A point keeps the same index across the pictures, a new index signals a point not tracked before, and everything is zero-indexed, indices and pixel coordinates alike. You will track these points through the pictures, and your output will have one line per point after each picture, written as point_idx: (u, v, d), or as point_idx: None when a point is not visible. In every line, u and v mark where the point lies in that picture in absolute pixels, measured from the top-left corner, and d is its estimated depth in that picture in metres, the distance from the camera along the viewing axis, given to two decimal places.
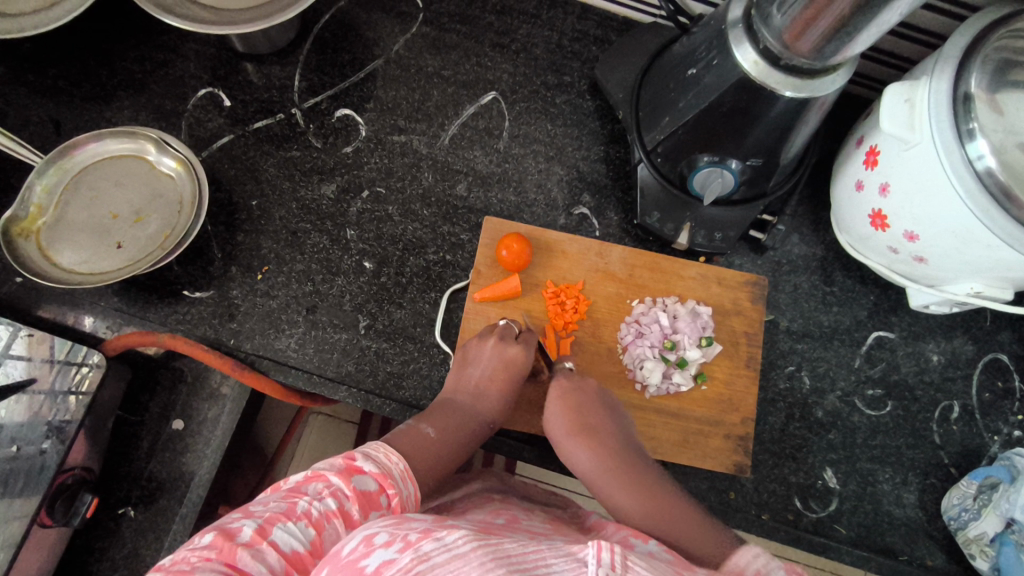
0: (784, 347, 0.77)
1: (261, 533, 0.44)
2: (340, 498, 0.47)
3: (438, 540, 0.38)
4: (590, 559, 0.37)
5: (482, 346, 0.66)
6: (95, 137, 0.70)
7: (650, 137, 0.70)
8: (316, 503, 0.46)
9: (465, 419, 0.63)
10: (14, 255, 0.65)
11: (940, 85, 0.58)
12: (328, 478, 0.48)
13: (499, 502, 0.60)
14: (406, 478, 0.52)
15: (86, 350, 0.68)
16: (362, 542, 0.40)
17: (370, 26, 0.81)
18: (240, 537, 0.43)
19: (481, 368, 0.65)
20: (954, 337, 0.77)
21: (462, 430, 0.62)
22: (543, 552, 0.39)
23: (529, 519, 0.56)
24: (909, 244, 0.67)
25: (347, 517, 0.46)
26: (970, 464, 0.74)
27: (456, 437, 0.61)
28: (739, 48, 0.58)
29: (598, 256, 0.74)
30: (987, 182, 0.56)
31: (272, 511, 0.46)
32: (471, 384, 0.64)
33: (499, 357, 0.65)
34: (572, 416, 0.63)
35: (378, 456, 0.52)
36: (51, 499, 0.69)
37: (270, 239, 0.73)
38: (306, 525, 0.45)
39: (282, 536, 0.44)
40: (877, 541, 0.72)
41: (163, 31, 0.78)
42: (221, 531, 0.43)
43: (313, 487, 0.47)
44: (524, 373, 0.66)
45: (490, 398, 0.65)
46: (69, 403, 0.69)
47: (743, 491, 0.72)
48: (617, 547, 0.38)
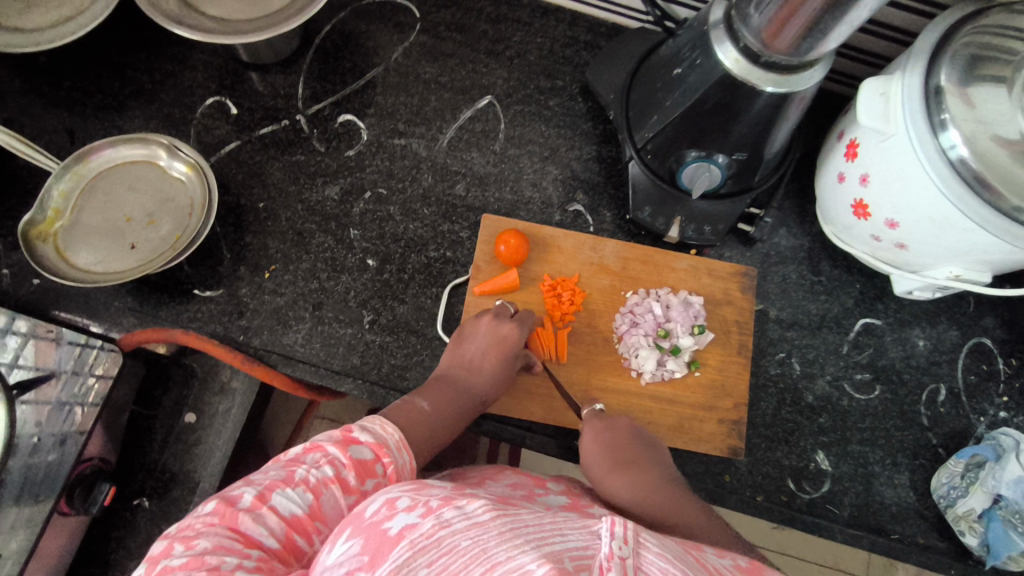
0: (775, 335, 0.80)
1: (261, 498, 0.47)
2: (337, 466, 0.49)
3: (458, 509, 0.41)
4: (605, 532, 0.39)
5: (475, 324, 0.69)
6: (109, 144, 0.73)
7: (640, 135, 0.73)
8: (314, 471, 0.49)
9: (458, 393, 0.65)
10: (32, 257, 0.68)
11: (913, 80, 0.61)
12: (326, 449, 0.50)
13: (512, 473, 0.64)
14: (402, 447, 0.54)
15: (98, 358, 0.72)
16: (385, 505, 0.43)
17: (370, 36, 0.84)
18: (241, 503, 0.47)
19: (475, 343, 0.68)
20: (938, 323, 0.80)
21: (457, 403, 0.65)
22: (558, 524, 0.41)
23: (541, 492, 0.59)
24: (890, 232, 0.70)
25: (344, 483, 0.49)
26: (957, 445, 0.76)
27: (450, 409, 0.64)
28: (720, 47, 0.61)
29: (593, 250, 0.77)
30: (961, 170, 0.59)
31: (273, 479, 0.49)
32: (464, 360, 0.67)
33: (491, 334, 0.68)
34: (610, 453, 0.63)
35: (375, 427, 0.54)
36: (70, 490, 0.71)
37: (277, 239, 0.76)
38: (304, 490, 0.48)
39: (282, 501, 0.47)
40: (870, 521, 0.74)
41: (172, 44, 0.82)
42: (223, 498, 0.47)
43: (312, 457, 0.50)
44: (515, 348, 0.68)
45: (484, 374, 0.67)
46: (75, 415, 0.72)
47: (738, 474, 0.75)
48: (630, 522, 0.39)
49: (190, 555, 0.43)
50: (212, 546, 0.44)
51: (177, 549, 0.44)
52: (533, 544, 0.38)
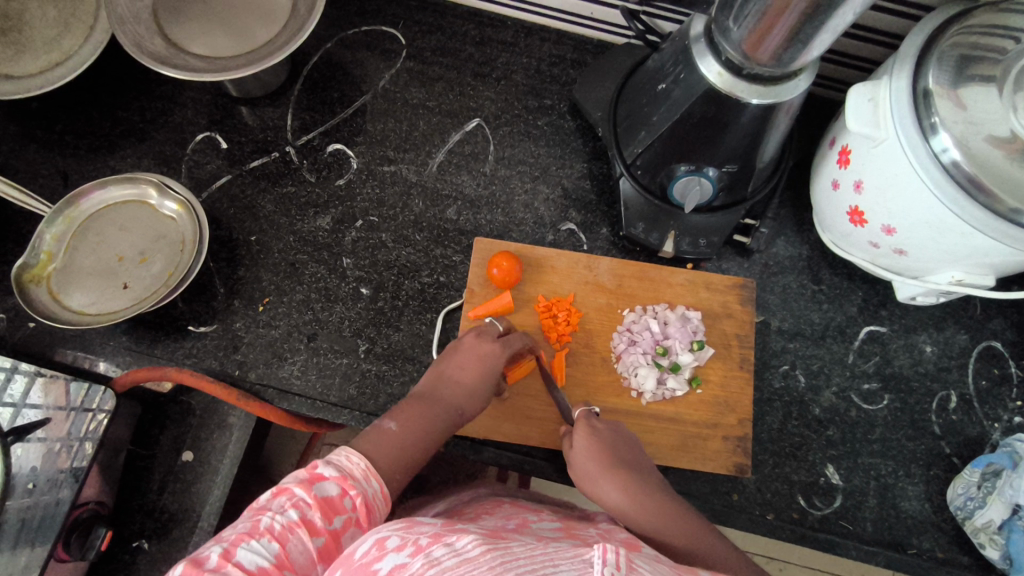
0: (777, 347, 0.78)
1: (226, 555, 0.47)
2: (302, 508, 0.49)
3: (448, 545, 0.40)
4: (596, 560, 0.37)
5: (461, 341, 0.68)
6: (100, 184, 0.73)
7: (629, 151, 0.73)
8: (278, 518, 0.49)
9: (434, 409, 0.63)
10: (26, 301, 0.68)
11: (900, 84, 0.60)
12: (291, 491, 0.50)
13: (509, 506, 0.63)
14: (369, 475, 0.54)
15: (104, 397, 0.71)
16: (375, 545, 0.43)
17: (358, 64, 0.85)
18: (207, 564, 0.46)
19: (454, 359, 0.66)
20: (946, 328, 0.78)
21: (428, 422, 0.61)
22: (551, 555, 0.40)
23: (535, 519, 0.59)
24: (888, 238, 0.68)
25: (311, 525, 0.49)
26: (972, 453, 0.74)
27: (420, 428, 0.61)
28: (703, 62, 0.61)
29: (587, 268, 0.76)
30: (953, 173, 0.58)
31: (238, 533, 0.48)
32: (443, 375, 0.65)
33: (474, 347, 0.67)
34: (604, 453, 0.60)
35: (338, 460, 0.54)
36: (67, 534, 0.71)
37: (270, 272, 0.76)
38: (269, 540, 0.48)
39: (247, 555, 0.47)
40: (885, 535, 0.72)
41: (161, 82, 0.83)
42: (190, 560, 0.46)
43: (277, 503, 0.50)
44: (497, 361, 0.66)
45: (463, 390, 0.65)
46: (84, 450, 0.72)
47: (746, 492, 0.73)
48: (622, 549, 0.38)
49: None
50: None
51: None
52: None
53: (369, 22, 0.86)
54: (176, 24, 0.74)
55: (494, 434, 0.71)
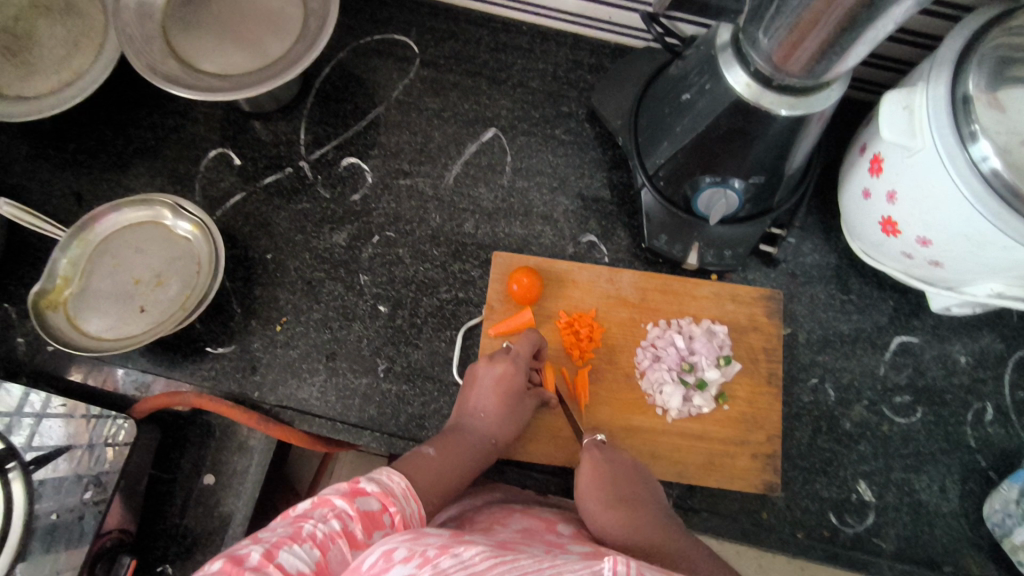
0: (805, 360, 0.76)
1: (268, 556, 0.45)
2: (344, 519, 0.48)
3: (456, 557, 0.40)
4: (605, 571, 0.38)
5: (474, 370, 0.68)
6: (113, 208, 0.73)
7: (651, 161, 0.71)
8: (321, 526, 0.48)
9: (466, 438, 0.64)
10: (43, 327, 0.68)
11: (938, 91, 0.57)
12: (333, 502, 0.49)
13: (520, 515, 0.61)
14: (409, 496, 0.54)
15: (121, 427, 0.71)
16: (382, 556, 0.42)
17: (371, 74, 0.83)
18: (248, 562, 0.44)
19: (479, 388, 0.66)
20: (980, 336, 0.76)
21: (465, 453, 0.62)
22: (557, 567, 0.39)
23: (554, 536, 0.56)
24: (923, 249, 0.66)
25: (352, 538, 0.48)
26: (1009, 467, 0.72)
27: (456, 459, 0.61)
28: (730, 72, 0.59)
29: (609, 282, 0.75)
30: (993, 183, 0.55)
31: (279, 536, 0.47)
32: (469, 406, 0.66)
33: (490, 375, 0.66)
34: (605, 485, 0.61)
35: (382, 479, 0.54)
36: (92, 563, 0.70)
37: (287, 291, 0.75)
38: (311, 546, 0.46)
39: (289, 559, 0.45)
40: (919, 552, 0.70)
41: (172, 98, 0.81)
42: (230, 558, 0.44)
43: (319, 511, 0.49)
44: (517, 387, 0.66)
45: (488, 416, 0.65)
46: (106, 454, 0.71)
47: (776, 510, 0.71)
48: (631, 561, 0.39)
49: None
50: None
51: None
52: None
53: (381, 31, 0.84)
54: (187, 41, 0.72)
55: (516, 453, 0.70)
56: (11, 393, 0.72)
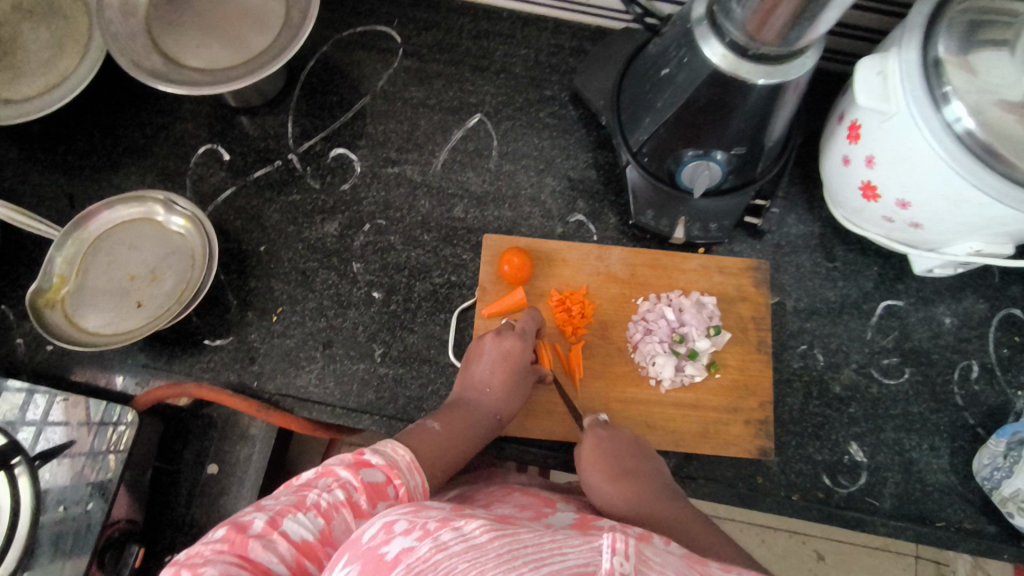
0: (794, 327, 0.78)
1: (271, 524, 0.46)
2: (348, 490, 0.49)
3: (456, 530, 0.40)
4: (605, 549, 0.39)
5: (481, 344, 0.68)
6: (106, 206, 0.74)
7: (635, 138, 0.72)
8: (325, 495, 0.49)
9: (470, 412, 0.65)
10: (43, 325, 0.69)
11: (910, 55, 0.59)
12: (338, 472, 0.50)
13: (519, 494, 0.62)
14: (413, 468, 0.54)
15: (122, 433, 0.72)
16: (381, 530, 0.41)
17: (355, 66, 0.84)
18: (252, 529, 0.46)
19: (482, 363, 0.67)
20: (964, 298, 0.78)
21: (468, 426, 0.63)
22: (559, 542, 0.40)
23: (551, 512, 0.58)
24: (903, 212, 0.67)
25: (356, 507, 0.48)
26: (997, 423, 0.74)
27: (461, 432, 0.62)
28: (706, 44, 0.59)
29: (598, 259, 0.76)
30: (967, 142, 0.56)
31: (284, 505, 0.48)
32: (474, 381, 0.67)
33: (496, 351, 0.67)
34: (605, 461, 0.62)
35: (386, 449, 0.54)
36: (100, 556, 0.73)
37: (282, 281, 0.76)
38: (315, 515, 0.48)
39: (293, 526, 0.47)
40: (913, 509, 0.72)
41: (160, 97, 0.82)
42: (233, 525, 0.46)
43: (324, 481, 0.50)
44: (522, 364, 0.67)
45: (493, 392, 0.66)
46: (109, 462, 0.72)
47: (770, 475, 0.72)
48: (631, 539, 0.39)
49: None
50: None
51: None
52: (532, 566, 0.37)
53: (363, 23, 0.85)
54: (171, 38, 0.73)
55: (513, 429, 0.72)
56: (14, 397, 0.73)
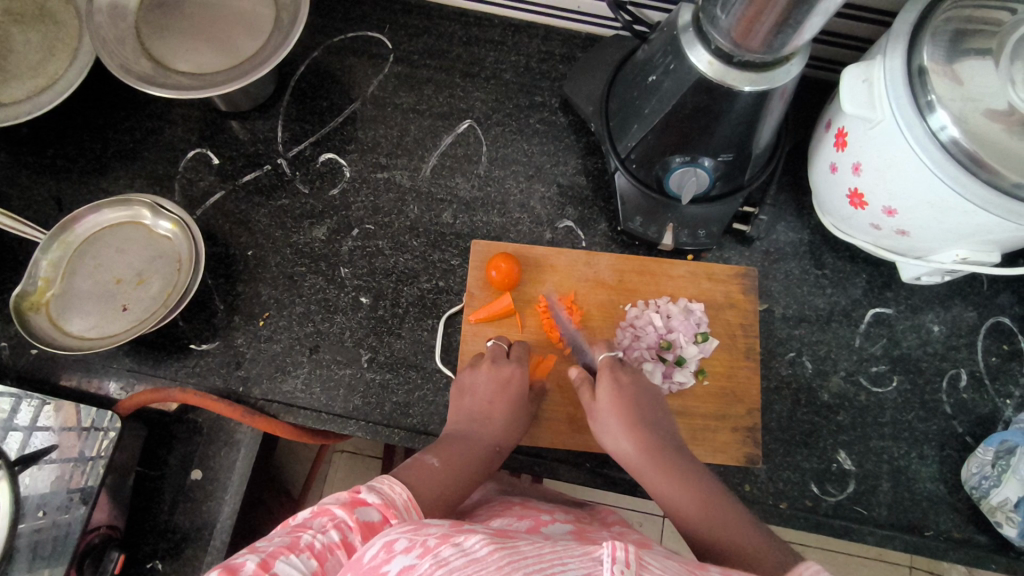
0: (782, 334, 0.77)
1: (264, 565, 0.45)
2: (343, 530, 0.48)
3: (457, 546, 0.40)
4: (605, 558, 0.37)
5: (475, 375, 0.68)
6: (93, 209, 0.73)
7: (623, 145, 0.72)
8: (320, 536, 0.48)
9: (471, 446, 0.63)
10: (26, 329, 0.68)
11: (895, 63, 0.59)
12: (332, 512, 0.49)
13: (519, 508, 0.61)
14: (411, 506, 0.53)
15: (106, 440, 0.72)
16: (383, 549, 0.42)
17: (346, 71, 0.84)
18: (243, 571, 0.44)
19: (478, 393, 0.66)
20: (952, 306, 0.77)
21: (468, 459, 0.61)
22: (560, 552, 0.39)
23: (548, 521, 0.59)
24: (889, 220, 0.67)
25: (351, 547, 0.48)
26: (986, 432, 0.73)
27: (463, 466, 0.60)
28: (692, 52, 0.60)
29: (587, 265, 0.76)
30: (952, 150, 0.56)
31: (277, 545, 0.47)
32: (471, 414, 0.65)
33: (492, 378, 0.67)
34: (625, 409, 0.63)
35: (383, 487, 0.53)
36: (79, 561, 0.72)
37: (269, 286, 0.76)
38: (308, 556, 0.47)
39: (286, 568, 0.45)
40: (901, 519, 0.71)
41: (149, 101, 0.82)
42: (226, 567, 0.44)
43: (318, 521, 0.49)
44: (520, 391, 0.67)
45: (493, 421, 0.65)
46: (96, 471, 0.72)
47: (758, 483, 0.72)
48: (631, 545, 0.38)
49: None
50: None
51: None
52: None
53: (355, 29, 0.85)
54: (160, 43, 0.73)
55: None
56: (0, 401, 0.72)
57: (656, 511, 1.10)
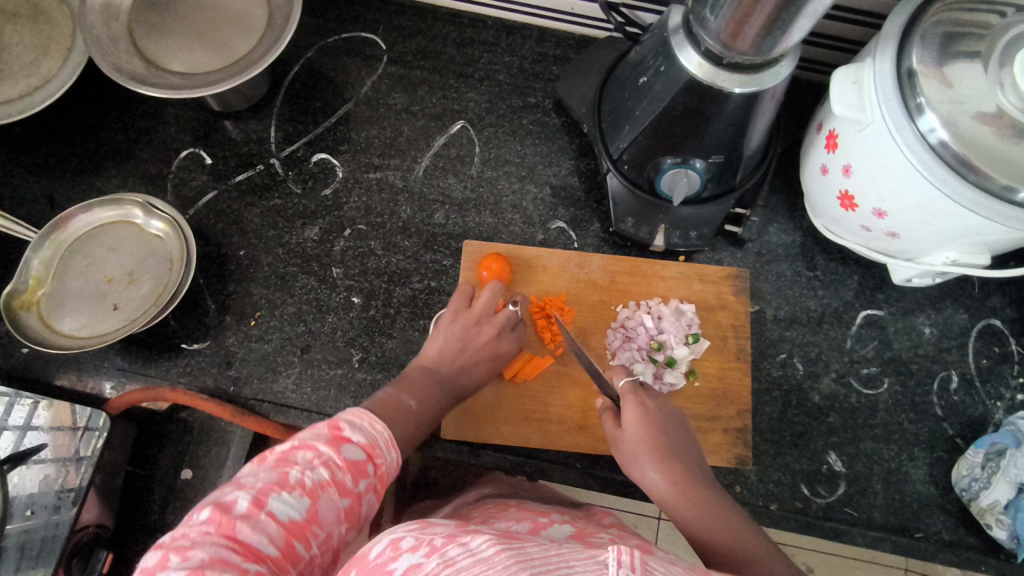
0: (774, 336, 0.78)
1: (257, 503, 0.44)
2: (331, 468, 0.47)
3: (463, 545, 0.40)
4: (611, 562, 0.36)
5: (465, 317, 0.69)
6: (84, 208, 0.73)
7: (615, 146, 0.72)
8: (309, 473, 0.46)
9: (445, 388, 0.65)
10: (17, 327, 0.68)
11: (884, 65, 0.59)
12: (318, 449, 0.48)
13: (516, 510, 0.61)
14: (390, 444, 0.52)
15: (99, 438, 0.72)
16: (389, 546, 0.42)
17: (340, 72, 0.84)
18: (236, 510, 0.44)
19: (466, 339, 0.67)
20: (944, 308, 0.77)
21: (439, 400, 0.63)
22: (565, 556, 0.39)
23: (548, 522, 0.58)
24: (879, 222, 0.67)
25: (340, 486, 0.47)
26: (976, 434, 0.73)
27: (433, 407, 0.62)
28: (683, 53, 0.60)
29: (578, 266, 0.76)
30: (942, 153, 0.56)
31: (265, 481, 0.46)
32: (454, 356, 0.66)
33: (489, 335, 0.68)
34: (654, 440, 0.58)
35: (364, 422, 0.51)
36: (68, 559, 0.72)
37: (260, 286, 0.76)
38: (300, 494, 0.46)
39: (278, 507, 0.45)
40: (891, 520, 0.71)
41: (143, 101, 0.82)
42: (217, 505, 0.44)
43: (303, 455, 0.47)
44: (506, 350, 0.69)
45: (471, 369, 0.67)
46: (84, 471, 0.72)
47: (748, 484, 0.72)
48: (636, 550, 0.37)
49: (188, 567, 0.41)
50: (209, 558, 0.41)
51: (172, 561, 0.41)
52: None
53: (348, 29, 0.85)
54: (153, 42, 0.73)
55: (488, 436, 0.72)
56: None
57: (650, 513, 1.10)
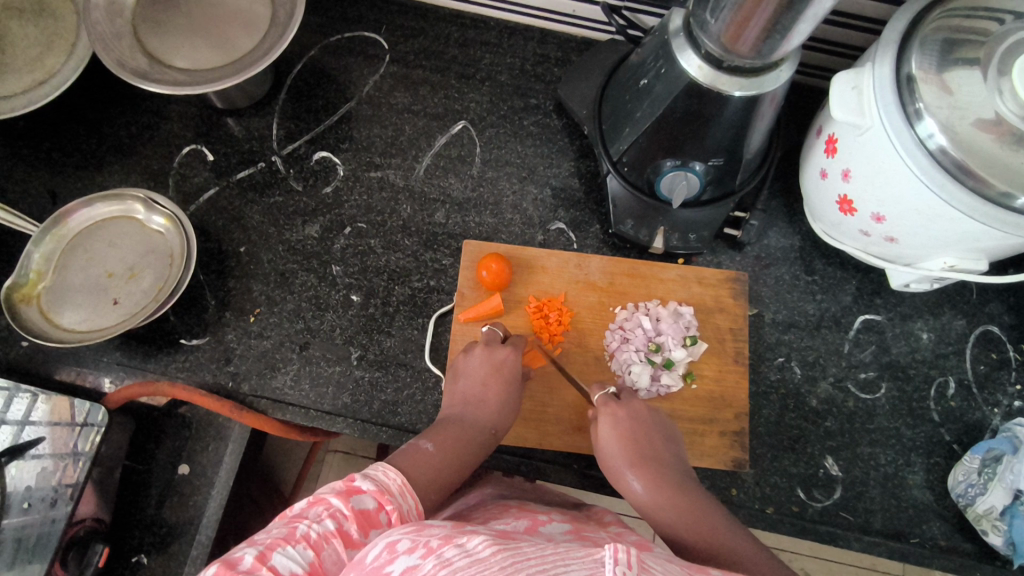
0: (771, 339, 0.78)
1: (262, 558, 0.45)
2: (339, 519, 0.47)
3: (460, 546, 0.40)
4: (607, 560, 0.36)
5: (469, 358, 0.67)
6: (86, 203, 0.74)
7: (615, 148, 0.72)
8: (315, 525, 0.47)
9: (464, 429, 0.62)
10: (16, 320, 0.69)
11: (883, 70, 0.59)
12: (328, 501, 0.48)
13: (516, 510, 0.62)
14: (405, 491, 0.52)
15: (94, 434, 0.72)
16: (386, 548, 0.42)
17: (342, 71, 0.84)
18: (241, 565, 0.44)
19: (471, 376, 0.66)
20: (941, 314, 0.78)
21: (460, 441, 0.61)
22: (562, 554, 0.39)
23: (546, 521, 0.58)
24: (878, 226, 0.67)
25: (347, 537, 0.46)
26: (973, 439, 0.73)
27: (454, 448, 0.60)
28: (683, 56, 0.60)
29: (577, 267, 0.76)
30: (941, 158, 0.57)
31: (274, 537, 0.47)
32: (464, 397, 0.65)
33: (486, 362, 0.66)
34: (631, 450, 0.60)
35: (378, 475, 0.52)
36: (63, 552, 0.73)
37: (260, 282, 0.76)
38: (304, 547, 0.46)
39: (282, 560, 0.45)
40: (887, 525, 0.71)
41: (146, 97, 0.83)
42: (224, 561, 0.44)
43: (314, 510, 0.48)
44: (514, 373, 0.67)
45: (486, 402, 0.65)
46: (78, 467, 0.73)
47: (744, 487, 0.72)
48: (633, 548, 0.37)
49: None
50: None
51: None
52: None
53: (352, 29, 0.86)
54: (157, 39, 0.74)
55: None
56: None
57: None
